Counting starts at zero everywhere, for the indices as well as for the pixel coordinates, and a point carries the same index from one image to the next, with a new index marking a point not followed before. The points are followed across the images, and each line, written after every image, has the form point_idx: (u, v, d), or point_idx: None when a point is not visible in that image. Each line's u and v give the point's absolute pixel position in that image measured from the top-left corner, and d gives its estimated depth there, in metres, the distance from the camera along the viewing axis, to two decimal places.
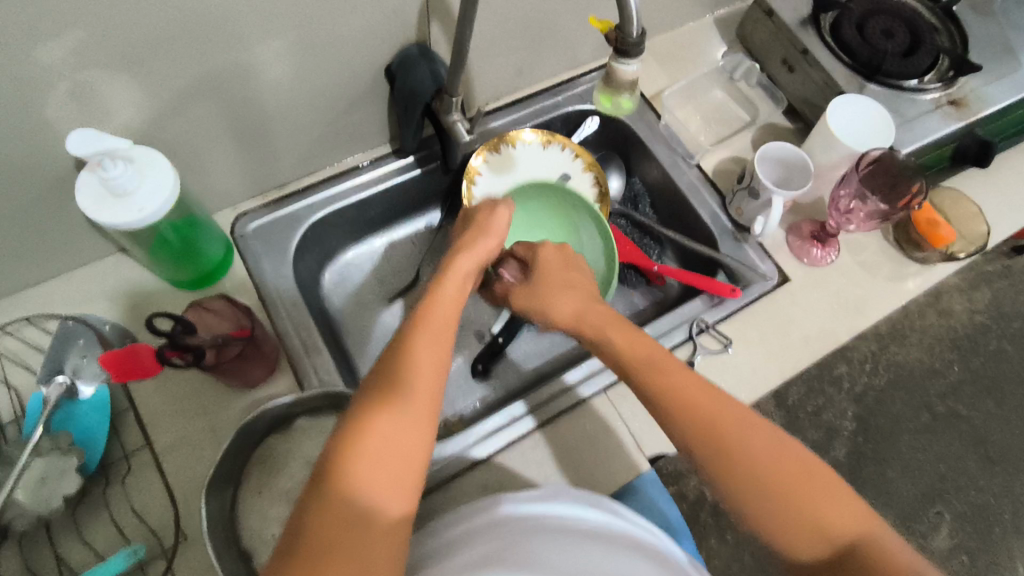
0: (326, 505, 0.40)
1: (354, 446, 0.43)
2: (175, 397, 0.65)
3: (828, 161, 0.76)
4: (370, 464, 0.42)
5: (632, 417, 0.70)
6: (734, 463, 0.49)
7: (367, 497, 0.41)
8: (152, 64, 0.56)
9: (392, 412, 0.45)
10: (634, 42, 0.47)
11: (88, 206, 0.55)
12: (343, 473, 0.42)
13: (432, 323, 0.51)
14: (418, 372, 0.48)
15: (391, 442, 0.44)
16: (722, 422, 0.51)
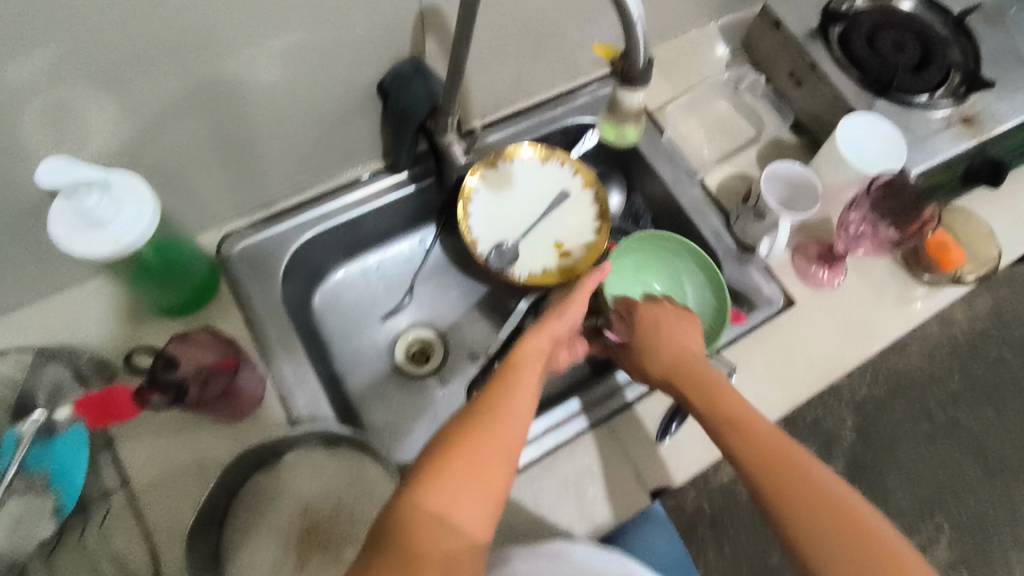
0: (404, 517, 0.44)
1: (438, 475, 0.46)
2: (157, 432, 0.62)
3: (838, 180, 0.74)
4: (452, 486, 0.46)
5: (632, 449, 0.68)
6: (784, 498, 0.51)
7: (448, 525, 0.45)
8: (130, 83, 0.53)
9: (485, 439, 0.49)
10: (640, 71, 0.44)
11: (61, 237, 0.52)
12: (423, 499, 0.45)
13: (526, 362, 0.57)
14: (512, 415, 0.52)
15: (474, 473, 0.47)
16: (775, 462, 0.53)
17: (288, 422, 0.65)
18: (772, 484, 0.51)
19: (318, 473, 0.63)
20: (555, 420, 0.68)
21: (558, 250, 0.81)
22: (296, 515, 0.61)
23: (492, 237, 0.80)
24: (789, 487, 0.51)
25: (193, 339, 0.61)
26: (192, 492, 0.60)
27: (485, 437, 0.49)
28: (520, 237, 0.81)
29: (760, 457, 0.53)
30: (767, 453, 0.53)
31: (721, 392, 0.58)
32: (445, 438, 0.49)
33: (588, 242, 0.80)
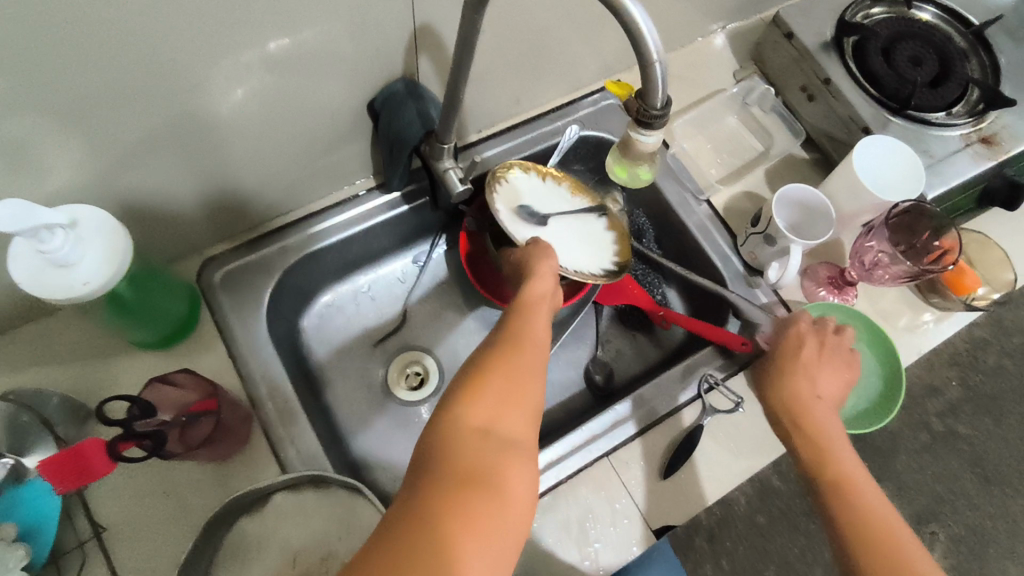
0: (449, 445, 0.37)
1: (476, 398, 0.40)
2: (133, 476, 0.58)
3: (851, 208, 0.70)
4: (491, 412, 0.39)
5: (638, 487, 0.65)
6: (877, 555, 0.53)
7: (497, 439, 0.38)
8: (98, 113, 0.49)
9: (512, 361, 0.43)
10: (657, 114, 0.41)
11: (23, 278, 0.48)
12: (468, 420, 0.38)
13: (537, 298, 0.51)
14: (528, 342, 0.45)
15: (512, 403, 0.41)
16: (878, 526, 0.55)
17: (276, 463, 0.61)
18: (866, 547, 0.54)
19: (308, 519, 0.59)
20: (570, 445, 0.66)
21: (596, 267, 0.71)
22: (285, 566, 0.57)
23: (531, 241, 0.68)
24: (886, 552, 0.53)
25: (174, 381, 0.57)
26: (172, 540, 0.57)
27: (521, 368, 0.43)
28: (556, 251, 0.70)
29: (860, 517, 0.56)
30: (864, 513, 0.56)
31: (834, 446, 0.59)
32: (472, 364, 0.43)
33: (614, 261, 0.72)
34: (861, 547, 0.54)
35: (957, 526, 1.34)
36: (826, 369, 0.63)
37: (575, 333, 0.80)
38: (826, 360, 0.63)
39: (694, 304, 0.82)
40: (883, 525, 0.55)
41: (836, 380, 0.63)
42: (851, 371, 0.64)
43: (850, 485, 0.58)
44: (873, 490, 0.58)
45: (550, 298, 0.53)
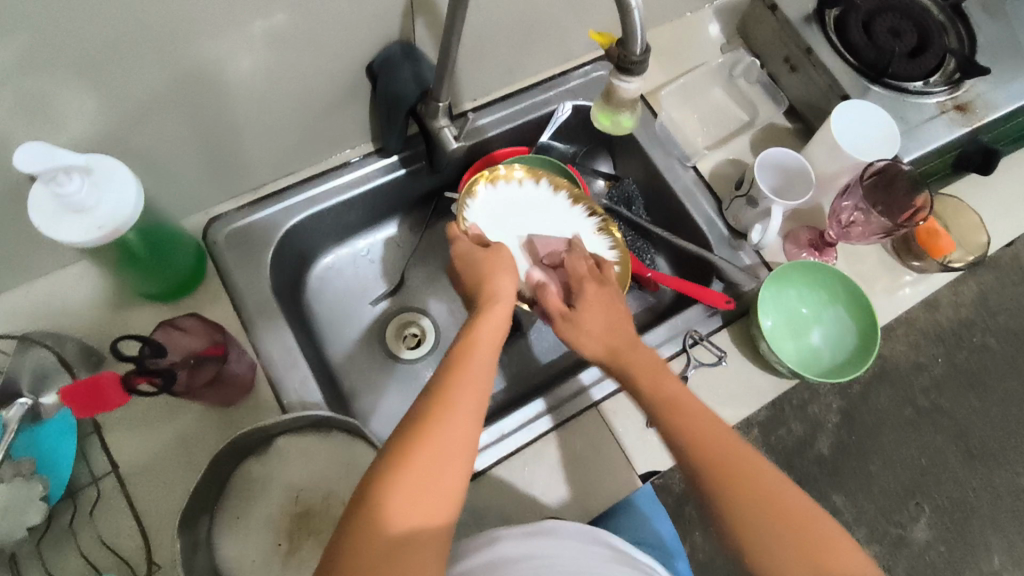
0: (354, 545, 0.41)
1: (391, 491, 0.42)
2: (144, 419, 0.62)
3: (831, 169, 0.74)
4: (405, 500, 0.42)
5: (624, 435, 0.69)
6: (743, 495, 0.49)
7: (406, 539, 0.42)
8: (110, 69, 0.51)
9: (435, 439, 0.45)
10: (637, 59, 0.44)
11: (43, 223, 0.51)
12: (379, 520, 0.41)
13: (478, 342, 0.52)
14: (455, 411, 0.47)
15: (429, 490, 0.43)
16: (729, 462, 0.50)
17: (279, 408, 0.65)
18: (710, 455, 0.51)
19: (309, 460, 0.62)
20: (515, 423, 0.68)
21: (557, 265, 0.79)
22: (288, 501, 0.61)
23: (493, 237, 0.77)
24: (734, 483, 0.49)
25: (181, 326, 0.60)
26: (183, 478, 0.60)
27: (441, 446, 0.45)
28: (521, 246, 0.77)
29: (695, 442, 0.52)
30: (722, 456, 0.50)
31: (663, 373, 0.57)
32: (394, 443, 0.45)
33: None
34: (714, 482, 0.50)
35: (941, 498, 1.37)
36: (594, 312, 0.61)
37: None
38: (594, 304, 0.61)
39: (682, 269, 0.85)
40: (734, 450, 0.51)
41: (605, 306, 0.62)
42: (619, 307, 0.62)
43: (702, 434, 0.52)
44: (723, 429, 0.53)
45: (495, 341, 0.54)
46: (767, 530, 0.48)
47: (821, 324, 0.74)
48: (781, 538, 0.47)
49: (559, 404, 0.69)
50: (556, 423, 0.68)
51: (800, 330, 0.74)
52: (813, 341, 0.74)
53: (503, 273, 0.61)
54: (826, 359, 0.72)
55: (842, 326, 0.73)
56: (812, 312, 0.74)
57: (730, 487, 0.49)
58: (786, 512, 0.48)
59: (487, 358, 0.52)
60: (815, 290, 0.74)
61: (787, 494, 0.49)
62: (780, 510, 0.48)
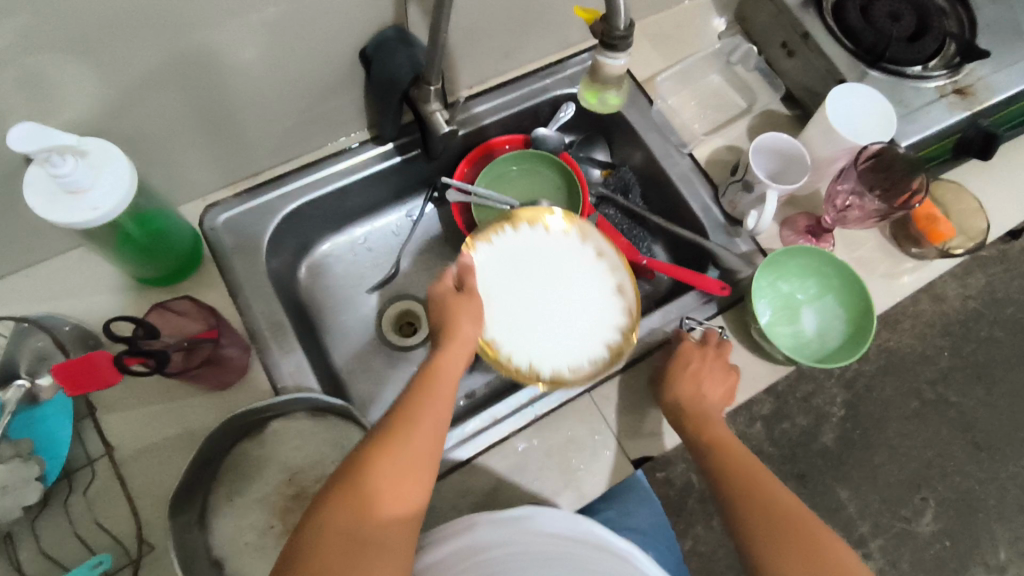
0: (322, 529, 0.44)
1: (358, 477, 0.46)
2: (141, 402, 0.62)
3: (827, 154, 0.72)
4: (376, 485, 0.46)
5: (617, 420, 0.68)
6: (772, 522, 0.57)
7: (358, 525, 0.44)
8: (106, 50, 0.52)
9: (403, 434, 0.49)
10: (621, 35, 0.44)
11: (37, 203, 0.51)
12: (353, 516, 0.44)
13: (454, 356, 0.57)
14: (424, 415, 0.51)
15: (399, 478, 0.47)
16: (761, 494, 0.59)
17: (273, 391, 0.65)
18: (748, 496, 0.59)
19: (304, 442, 0.63)
20: (498, 415, 0.67)
21: (578, 348, 0.70)
22: (283, 484, 0.61)
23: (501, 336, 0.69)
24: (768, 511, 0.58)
25: (175, 309, 0.61)
26: (178, 459, 0.61)
27: (405, 437, 0.49)
28: (563, 331, 0.70)
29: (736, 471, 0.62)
30: (770, 505, 0.58)
31: (713, 422, 0.66)
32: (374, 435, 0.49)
33: (591, 360, 0.69)
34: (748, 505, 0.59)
35: (947, 491, 1.35)
36: (713, 379, 0.67)
37: None
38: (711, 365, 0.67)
39: (679, 258, 0.84)
40: (758, 481, 0.61)
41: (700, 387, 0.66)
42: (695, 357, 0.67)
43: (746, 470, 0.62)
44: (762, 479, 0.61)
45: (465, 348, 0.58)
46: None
47: (813, 309, 0.73)
48: None
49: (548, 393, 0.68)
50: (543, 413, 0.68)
51: (793, 313, 0.73)
52: (806, 326, 0.73)
53: (472, 323, 0.60)
54: (812, 345, 0.72)
55: (835, 313, 0.72)
56: (794, 299, 0.74)
57: (782, 538, 0.56)
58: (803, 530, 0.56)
59: (448, 391, 0.54)
60: (807, 277, 0.74)
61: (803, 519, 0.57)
62: (795, 532, 0.56)
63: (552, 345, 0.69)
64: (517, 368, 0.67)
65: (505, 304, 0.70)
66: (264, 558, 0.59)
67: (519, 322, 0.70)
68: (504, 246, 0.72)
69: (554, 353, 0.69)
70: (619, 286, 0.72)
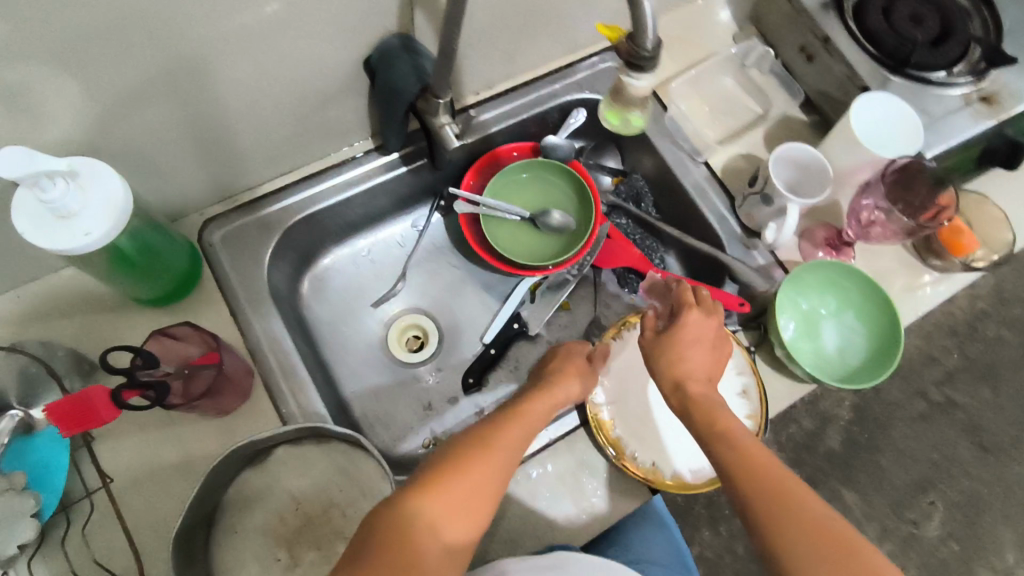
0: (392, 527, 0.41)
1: (439, 490, 0.44)
2: (138, 430, 0.60)
3: (847, 163, 0.70)
4: (456, 500, 0.44)
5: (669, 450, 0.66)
6: (786, 525, 0.45)
7: (432, 537, 0.42)
8: (93, 60, 0.49)
9: (488, 459, 0.48)
10: (648, 55, 0.41)
11: (26, 229, 0.49)
12: (426, 518, 0.42)
13: (537, 405, 0.56)
14: (505, 447, 0.50)
15: (476, 499, 0.45)
16: (776, 487, 0.47)
17: (277, 416, 0.63)
18: (760, 493, 0.47)
19: (308, 469, 0.60)
20: None
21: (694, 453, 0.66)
22: (288, 510, 0.59)
23: (620, 429, 0.66)
24: (784, 511, 0.46)
25: (174, 335, 0.58)
26: (179, 489, 0.59)
27: (489, 463, 0.48)
28: (682, 437, 0.67)
29: (743, 459, 0.50)
30: (768, 479, 0.48)
31: (715, 406, 0.56)
32: (455, 451, 0.48)
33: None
34: (758, 503, 0.47)
35: (954, 493, 1.34)
36: (696, 347, 0.61)
37: (576, 298, 0.82)
38: (699, 336, 0.62)
39: (694, 269, 0.81)
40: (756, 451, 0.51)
41: (695, 362, 0.60)
42: (688, 327, 0.62)
43: (755, 458, 0.50)
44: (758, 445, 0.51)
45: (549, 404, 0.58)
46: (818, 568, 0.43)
47: (834, 324, 0.71)
48: None
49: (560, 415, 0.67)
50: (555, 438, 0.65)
51: (813, 328, 0.71)
52: (825, 342, 0.71)
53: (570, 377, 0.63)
54: (833, 361, 0.70)
55: (856, 330, 0.70)
56: (814, 315, 0.72)
57: (777, 513, 0.46)
58: (825, 531, 0.44)
59: (529, 434, 0.53)
60: (826, 293, 0.72)
61: (824, 517, 0.45)
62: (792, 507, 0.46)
63: (670, 445, 0.66)
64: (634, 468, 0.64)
65: (623, 403, 0.68)
66: None
67: (640, 417, 0.68)
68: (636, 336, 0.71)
69: (676, 455, 0.65)
70: (744, 389, 0.67)
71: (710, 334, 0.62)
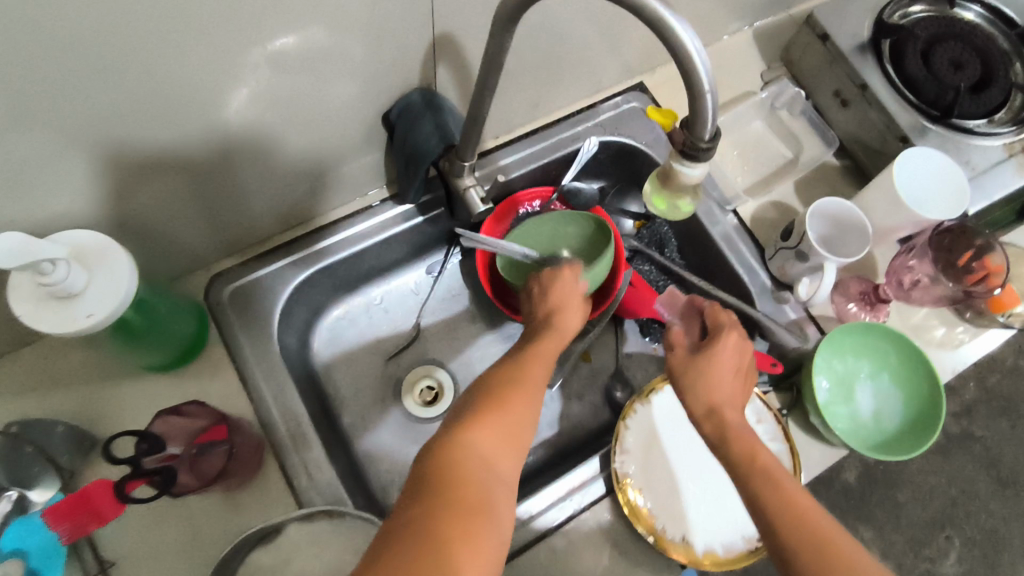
0: (445, 463, 0.41)
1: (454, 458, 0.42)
2: (144, 508, 0.56)
3: (889, 223, 0.66)
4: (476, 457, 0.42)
5: (702, 524, 0.61)
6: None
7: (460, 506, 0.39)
8: (99, 126, 0.45)
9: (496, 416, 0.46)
10: (705, 146, 0.38)
11: (27, 314, 0.45)
12: (478, 450, 0.43)
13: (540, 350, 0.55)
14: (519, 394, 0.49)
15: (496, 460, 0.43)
16: (822, 538, 0.43)
17: (289, 489, 0.59)
18: (813, 558, 0.42)
19: (322, 549, 0.57)
20: (526, 513, 0.61)
21: (729, 526, 0.61)
22: None
23: (653, 501, 0.62)
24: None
25: (184, 413, 0.55)
26: (185, 572, 0.55)
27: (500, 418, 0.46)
28: (715, 508, 0.62)
29: (792, 512, 0.44)
30: (812, 528, 0.43)
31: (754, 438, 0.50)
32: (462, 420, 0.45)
33: (746, 536, 0.61)
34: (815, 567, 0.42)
35: (972, 529, 1.31)
36: (731, 368, 0.56)
37: (597, 348, 0.78)
38: (736, 360, 0.56)
39: None
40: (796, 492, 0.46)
41: (727, 390, 0.54)
42: (720, 354, 0.56)
43: (802, 509, 0.44)
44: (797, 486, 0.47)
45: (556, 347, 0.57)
46: None
47: (870, 386, 0.68)
48: None
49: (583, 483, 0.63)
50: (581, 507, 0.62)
51: (848, 390, 0.68)
52: (861, 406, 0.67)
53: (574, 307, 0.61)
54: (867, 426, 0.66)
55: (893, 393, 0.67)
56: (850, 378, 0.68)
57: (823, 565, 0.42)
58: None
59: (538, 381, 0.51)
60: (861, 355, 0.68)
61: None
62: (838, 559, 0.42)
63: (705, 517, 0.62)
64: (669, 545, 0.59)
65: (649, 468, 0.63)
66: None
67: (670, 488, 0.63)
68: (663, 401, 0.67)
69: (709, 528, 0.61)
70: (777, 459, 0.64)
71: (739, 359, 0.56)
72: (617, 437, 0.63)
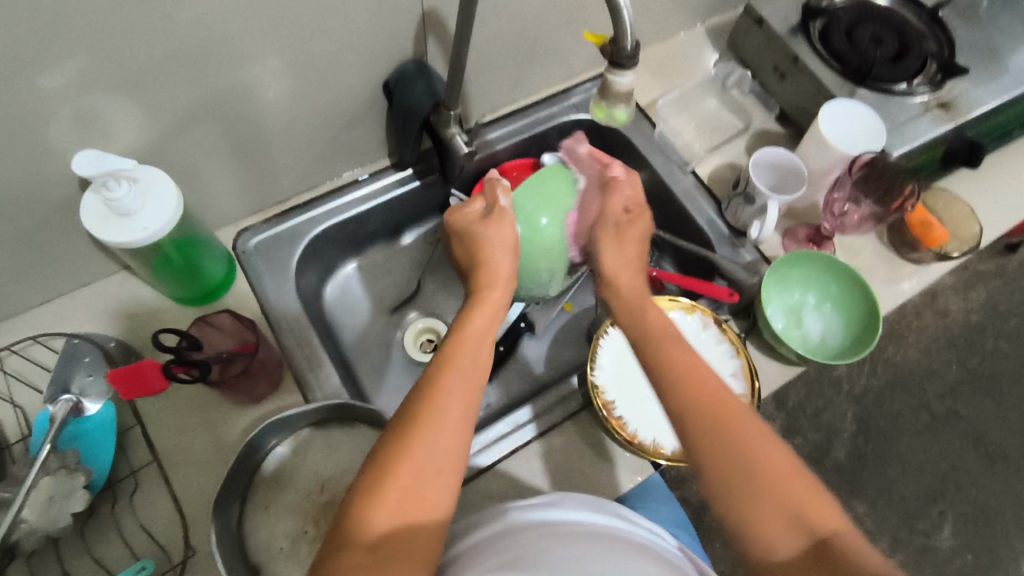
0: (354, 500, 0.43)
1: (365, 496, 0.42)
2: (181, 413, 0.65)
3: (821, 165, 0.78)
4: (397, 497, 0.42)
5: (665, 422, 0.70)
6: (735, 462, 0.45)
7: (376, 545, 0.41)
8: (154, 87, 0.57)
9: (412, 453, 0.44)
10: (628, 54, 0.51)
11: (93, 227, 0.56)
12: (375, 490, 0.42)
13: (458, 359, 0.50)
14: (437, 425, 0.45)
15: (417, 484, 0.43)
16: (711, 409, 0.47)
17: (304, 403, 0.68)
18: (696, 408, 0.48)
19: (334, 452, 0.65)
20: (510, 424, 0.69)
21: None
22: (314, 491, 0.63)
23: (624, 408, 0.70)
24: (722, 443, 0.46)
25: (216, 324, 0.66)
26: (216, 468, 0.64)
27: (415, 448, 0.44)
28: None
29: (676, 385, 0.50)
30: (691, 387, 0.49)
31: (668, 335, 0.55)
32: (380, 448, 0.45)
33: None
34: (706, 437, 0.47)
35: (963, 504, 1.35)
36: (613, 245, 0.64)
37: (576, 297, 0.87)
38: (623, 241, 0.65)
39: (685, 268, 0.86)
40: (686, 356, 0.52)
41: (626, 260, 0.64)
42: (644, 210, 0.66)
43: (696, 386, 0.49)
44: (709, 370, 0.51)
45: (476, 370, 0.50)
46: (746, 486, 0.44)
47: (816, 314, 0.76)
48: (755, 505, 0.43)
49: (564, 400, 0.71)
50: (564, 418, 0.71)
51: (798, 317, 0.76)
52: (810, 330, 0.76)
53: (500, 251, 0.61)
54: (814, 345, 0.75)
55: (836, 319, 0.76)
56: (797, 305, 0.77)
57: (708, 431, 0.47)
58: (778, 482, 0.44)
59: (451, 413, 0.46)
60: (808, 284, 0.77)
61: (764, 443, 0.46)
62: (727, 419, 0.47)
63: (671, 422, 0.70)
64: (638, 444, 0.68)
65: (621, 383, 0.72)
66: (296, 564, 0.60)
67: (637, 400, 0.71)
68: None
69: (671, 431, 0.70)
70: (734, 372, 0.72)
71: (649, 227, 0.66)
72: (592, 354, 0.72)
